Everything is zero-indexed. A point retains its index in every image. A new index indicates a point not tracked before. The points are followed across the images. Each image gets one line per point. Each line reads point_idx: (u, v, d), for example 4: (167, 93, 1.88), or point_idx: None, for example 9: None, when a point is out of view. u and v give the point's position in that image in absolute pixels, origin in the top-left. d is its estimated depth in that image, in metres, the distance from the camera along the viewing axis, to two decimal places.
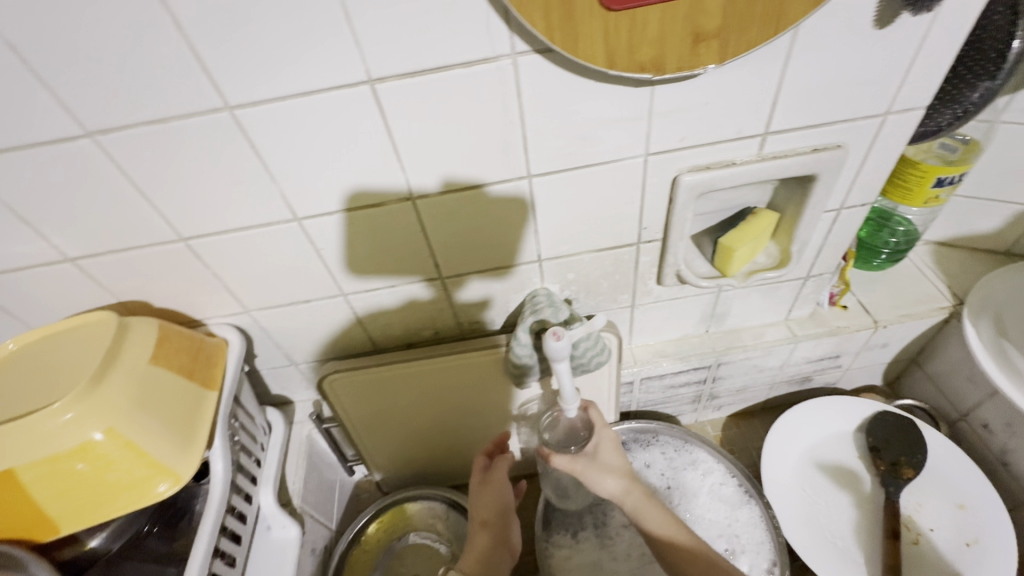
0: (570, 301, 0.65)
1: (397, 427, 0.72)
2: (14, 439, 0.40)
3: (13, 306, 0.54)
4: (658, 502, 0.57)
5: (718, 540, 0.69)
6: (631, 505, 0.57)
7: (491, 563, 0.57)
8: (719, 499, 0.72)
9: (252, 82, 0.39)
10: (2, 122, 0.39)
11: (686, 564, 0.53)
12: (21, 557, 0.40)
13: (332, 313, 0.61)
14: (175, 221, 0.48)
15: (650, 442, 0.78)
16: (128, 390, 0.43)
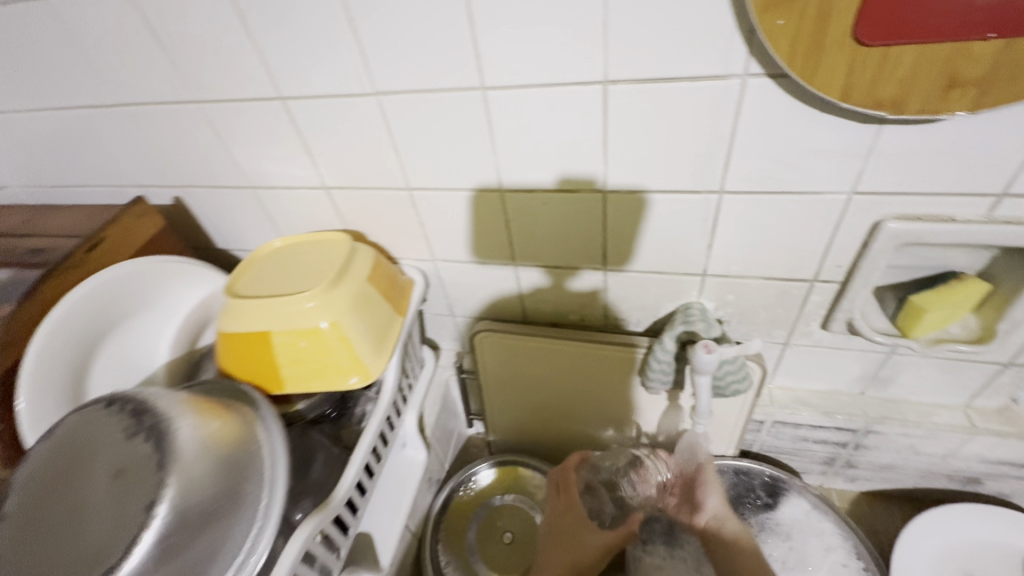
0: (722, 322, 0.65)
1: (523, 396, 0.79)
2: (275, 310, 0.52)
3: (275, 215, 0.69)
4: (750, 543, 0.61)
5: None
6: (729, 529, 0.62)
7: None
8: None
9: (510, 69, 0.47)
10: (324, 77, 0.52)
11: None
12: (258, 397, 0.50)
13: (501, 279, 0.68)
14: (408, 173, 0.58)
15: (779, 493, 0.74)
16: (351, 297, 0.54)
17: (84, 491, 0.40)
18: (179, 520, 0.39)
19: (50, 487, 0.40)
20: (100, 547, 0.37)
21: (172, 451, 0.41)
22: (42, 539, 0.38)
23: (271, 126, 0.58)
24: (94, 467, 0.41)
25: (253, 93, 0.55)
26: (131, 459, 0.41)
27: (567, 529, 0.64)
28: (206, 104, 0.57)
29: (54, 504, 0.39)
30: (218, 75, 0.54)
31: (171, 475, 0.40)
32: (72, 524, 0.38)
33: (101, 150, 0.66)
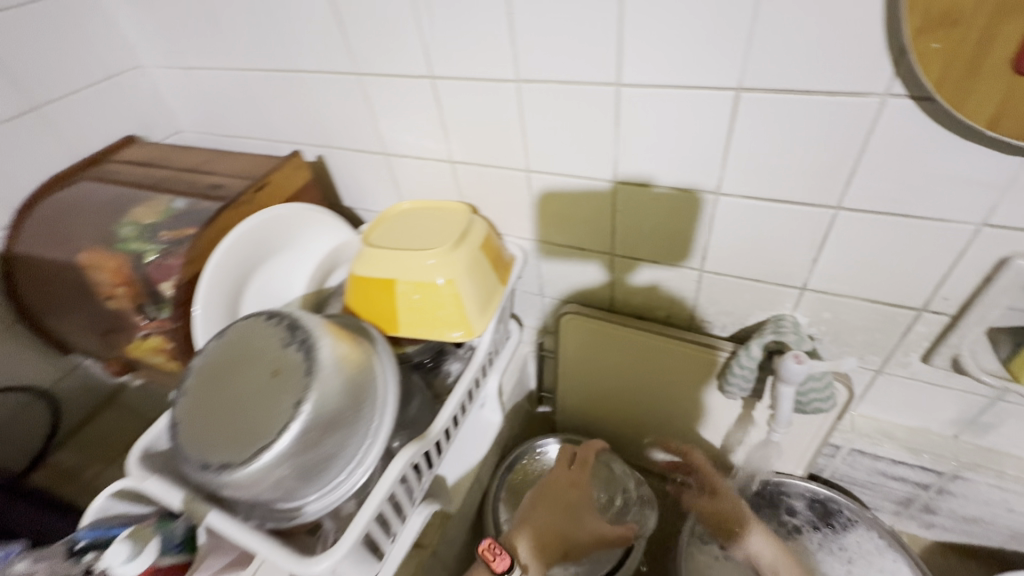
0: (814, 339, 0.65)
1: (596, 381, 0.83)
2: (401, 262, 0.60)
3: (401, 182, 0.77)
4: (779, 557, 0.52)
5: None
6: None
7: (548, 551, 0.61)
8: None
9: (648, 69, 0.50)
10: (474, 63, 0.58)
11: None
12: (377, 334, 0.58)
13: (596, 266, 0.72)
14: (530, 156, 0.63)
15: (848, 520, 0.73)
16: (466, 261, 0.60)
17: (247, 382, 0.49)
18: (317, 420, 0.47)
19: (223, 373, 0.50)
20: (258, 427, 0.46)
21: (315, 363, 0.49)
22: (217, 412, 0.48)
23: (416, 101, 0.65)
24: (257, 364, 0.50)
25: (406, 71, 0.62)
26: (284, 364, 0.49)
27: (565, 497, 0.65)
28: (364, 77, 0.65)
29: (226, 388, 0.49)
30: (379, 52, 0.62)
31: (314, 382, 0.48)
32: (239, 406, 0.48)
33: (269, 109, 0.77)
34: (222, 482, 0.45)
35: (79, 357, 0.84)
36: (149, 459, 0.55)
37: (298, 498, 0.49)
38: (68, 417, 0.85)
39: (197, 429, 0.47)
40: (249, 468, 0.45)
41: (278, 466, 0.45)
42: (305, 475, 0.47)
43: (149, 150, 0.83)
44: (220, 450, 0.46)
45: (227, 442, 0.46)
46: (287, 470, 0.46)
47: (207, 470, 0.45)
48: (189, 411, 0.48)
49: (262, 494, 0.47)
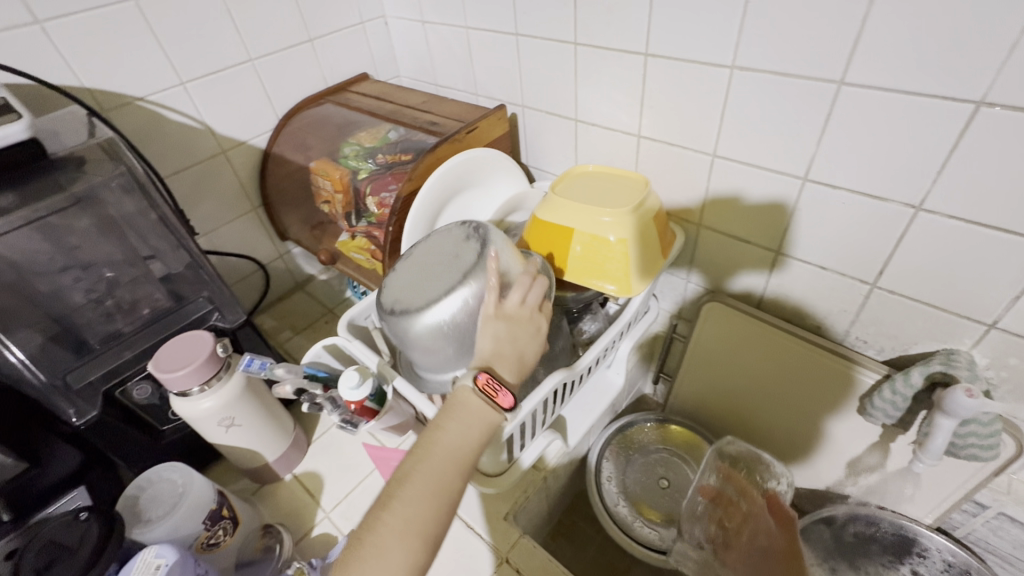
0: (988, 385, 0.61)
1: (723, 373, 0.84)
2: (581, 214, 0.67)
3: (582, 149, 0.84)
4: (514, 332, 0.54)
5: None
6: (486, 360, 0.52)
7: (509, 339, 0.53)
8: None
9: (879, 70, 0.51)
10: (695, 43, 0.61)
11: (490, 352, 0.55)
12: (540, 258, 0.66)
13: (757, 260, 0.73)
14: (720, 140, 0.66)
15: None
16: (639, 226, 0.66)
17: (432, 261, 0.59)
18: (472, 298, 0.54)
19: (418, 252, 0.61)
20: (431, 292, 0.55)
21: (484, 254, 0.56)
22: (407, 278, 0.59)
23: (622, 74, 0.70)
24: (442, 248, 0.59)
25: (623, 46, 0.68)
26: (461, 252, 0.58)
27: (529, 327, 0.54)
28: (580, 46, 0.72)
29: (417, 262, 0.60)
30: (603, 25, 0.68)
31: (479, 267, 0.55)
32: (422, 277, 0.58)
33: (482, 65, 0.88)
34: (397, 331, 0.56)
35: (289, 245, 1.04)
36: (352, 328, 0.69)
37: (448, 366, 0.58)
38: (272, 291, 1.06)
39: (390, 287, 0.59)
40: (417, 322, 0.54)
41: (437, 328, 0.54)
42: (454, 344, 0.55)
43: (377, 88, 0.99)
44: (400, 304, 0.56)
45: (408, 299, 0.56)
46: (442, 334, 0.54)
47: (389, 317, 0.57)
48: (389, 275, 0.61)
49: (421, 352, 0.56)
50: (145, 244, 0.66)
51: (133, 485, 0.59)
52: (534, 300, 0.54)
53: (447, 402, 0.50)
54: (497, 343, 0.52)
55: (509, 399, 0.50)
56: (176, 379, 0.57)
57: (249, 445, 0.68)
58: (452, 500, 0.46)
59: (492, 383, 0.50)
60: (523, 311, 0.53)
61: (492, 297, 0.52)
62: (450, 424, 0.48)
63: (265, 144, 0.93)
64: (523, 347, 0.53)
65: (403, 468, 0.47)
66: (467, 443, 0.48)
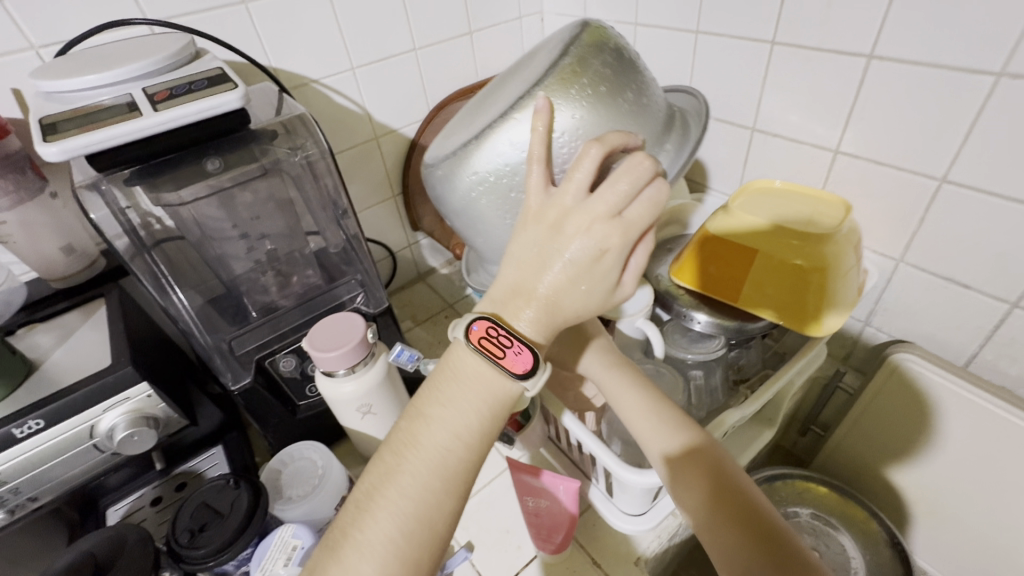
0: None
1: (895, 435, 0.73)
2: (765, 236, 0.59)
3: (754, 162, 0.75)
4: (554, 249, 0.39)
5: None
6: (512, 288, 0.42)
7: (541, 258, 0.40)
8: None
9: None
10: (948, 44, 0.51)
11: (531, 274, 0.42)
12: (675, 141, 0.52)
13: (979, 311, 0.60)
14: (958, 162, 0.55)
15: None
16: (837, 256, 0.56)
17: (505, 91, 0.53)
18: (512, 130, 0.46)
19: (502, 85, 0.57)
20: (481, 125, 0.50)
21: (549, 70, 0.47)
22: (477, 110, 0.55)
23: (830, 78, 0.61)
24: (521, 76, 0.53)
25: (840, 46, 0.59)
26: (533, 72, 0.50)
27: (575, 242, 0.39)
28: (779, 46, 0.64)
29: (496, 96, 0.55)
30: (816, 21, 0.59)
31: (533, 87, 0.46)
32: (490, 107, 0.53)
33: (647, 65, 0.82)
34: (435, 168, 0.53)
35: (418, 235, 1.05)
36: None
37: (491, 224, 0.52)
38: (397, 279, 1.06)
39: (457, 128, 0.57)
40: (455, 154, 0.50)
41: (471, 164, 0.49)
42: (491, 186, 0.49)
43: None
44: (455, 141, 0.53)
45: (465, 134, 0.52)
46: (474, 174, 0.49)
47: (436, 155, 0.54)
48: (467, 114, 0.58)
49: (455, 195, 0.52)
50: (310, 220, 0.68)
51: (275, 458, 0.59)
52: (603, 200, 0.39)
53: (445, 380, 0.42)
54: (529, 266, 0.41)
55: (521, 361, 0.41)
56: (332, 359, 0.57)
57: (380, 435, 0.66)
58: (438, 527, 0.38)
59: (494, 339, 0.41)
60: (579, 218, 0.39)
61: (539, 181, 0.42)
62: (439, 419, 0.40)
63: (413, 134, 0.93)
64: (564, 287, 0.40)
65: (371, 481, 0.39)
66: (457, 446, 0.40)
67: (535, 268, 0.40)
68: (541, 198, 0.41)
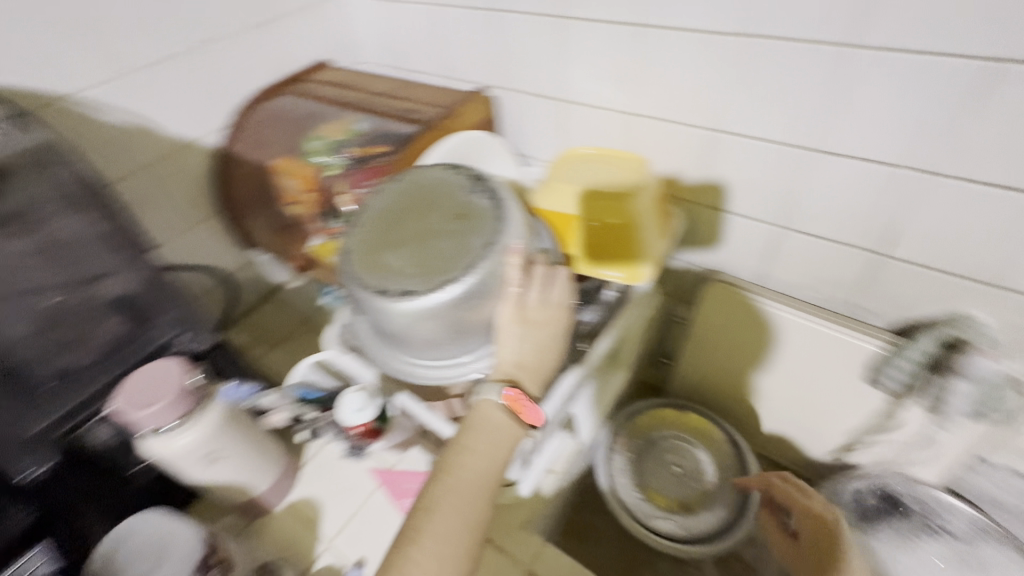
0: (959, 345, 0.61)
1: (722, 353, 0.83)
2: (585, 202, 0.65)
3: (569, 131, 0.79)
4: (537, 336, 0.56)
5: None
6: (511, 368, 0.55)
7: (532, 344, 0.56)
8: None
9: (900, 29, 0.48)
10: (694, 9, 0.58)
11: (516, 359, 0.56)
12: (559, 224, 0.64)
13: (760, 237, 0.71)
14: (719, 116, 0.63)
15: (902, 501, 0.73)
16: (644, 211, 0.65)
17: (436, 221, 0.56)
18: (490, 267, 0.53)
19: (413, 210, 0.58)
20: (442, 261, 0.53)
21: (501, 216, 0.55)
22: (395, 240, 0.56)
23: (615, 49, 0.66)
24: (446, 207, 0.57)
25: (615, 17, 0.63)
26: (467, 213, 0.56)
27: (548, 331, 0.57)
28: (566, 19, 0.67)
29: (412, 224, 0.57)
30: None
31: (496, 231, 0.54)
32: (433, 241, 0.55)
33: (456, 46, 0.81)
34: (398, 305, 0.52)
35: (254, 253, 0.95)
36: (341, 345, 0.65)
37: (453, 345, 0.55)
38: (240, 304, 0.97)
39: (383, 256, 0.55)
40: (430, 294, 0.51)
41: (443, 295, 0.51)
42: (444, 314, 0.53)
43: (341, 76, 0.91)
44: (405, 276, 0.53)
45: (419, 268, 0.53)
46: (452, 307, 0.52)
47: (387, 292, 0.52)
48: (380, 238, 0.57)
49: (419, 326, 0.53)
50: (94, 262, 0.57)
51: (109, 537, 0.52)
52: (556, 299, 0.57)
53: (476, 424, 0.55)
54: (514, 350, 0.56)
55: (536, 416, 0.56)
56: (152, 415, 0.51)
57: (236, 479, 0.61)
58: (482, 526, 0.53)
59: (520, 400, 0.54)
60: (542, 313, 0.56)
61: (510, 295, 0.55)
62: (478, 449, 0.54)
63: (220, 143, 0.84)
64: (546, 357, 0.58)
65: (434, 494, 0.52)
66: (492, 468, 0.54)
67: (529, 354, 0.56)
68: (519, 308, 0.55)
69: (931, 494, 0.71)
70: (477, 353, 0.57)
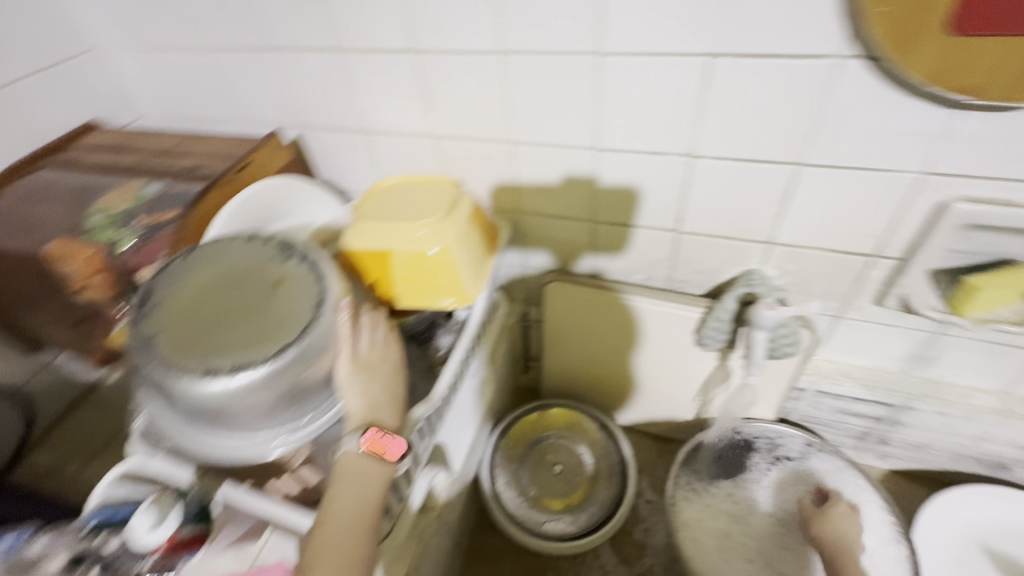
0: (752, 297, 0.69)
1: (578, 343, 0.86)
2: (392, 235, 0.60)
3: (383, 161, 0.77)
4: (376, 375, 0.53)
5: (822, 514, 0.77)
6: (360, 415, 0.50)
7: (375, 384, 0.52)
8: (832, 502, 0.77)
9: (630, 35, 0.53)
10: (457, 33, 0.59)
11: (363, 406, 0.51)
12: (377, 262, 0.61)
13: (580, 234, 0.75)
14: (513, 128, 0.65)
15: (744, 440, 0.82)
16: (459, 231, 0.62)
17: (250, 293, 0.51)
18: (324, 323, 0.50)
19: (220, 286, 0.52)
20: (269, 330, 0.48)
21: (322, 275, 0.52)
22: (200, 320, 0.49)
23: (400, 78, 0.65)
24: (260, 277, 0.52)
25: (388, 47, 0.63)
26: (284, 277, 0.52)
27: (390, 369, 0.54)
28: (344, 53, 0.65)
29: (219, 300, 0.51)
30: (360, 27, 0.62)
31: (320, 290, 0.51)
32: (255, 313, 0.50)
33: (241, 91, 0.75)
34: (230, 386, 0.45)
35: (48, 354, 0.81)
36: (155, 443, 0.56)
37: (295, 418, 0.49)
38: (43, 417, 0.81)
39: (195, 341, 0.48)
40: (266, 365, 0.46)
41: (267, 364, 0.46)
42: (274, 386, 0.47)
43: (120, 137, 0.80)
44: (229, 354, 0.47)
45: (243, 343, 0.47)
46: (290, 374, 0.47)
47: (212, 375, 0.45)
48: (187, 323, 0.49)
49: (260, 405, 0.47)
50: None
51: None
52: (382, 337, 0.55)
53: (336, 478, 0.48)
54: (364, 399, 0.51)
55: (400, 445, 0.49)
56: None
57: None
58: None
59: (381, 437, 0.48)
60: (380, 356, 0.54)
61: (346, 347, 0.51)
62: (340, 496, 0.47)
63: None
64: (395, 392, 0.54)
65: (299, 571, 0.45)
66: (363, 510, 0.47)
67: (375, 396, 0.52)
68: (350, 356, 0.52)
69: (766, 428, 0.81)
70: (323, 419, 0.50)
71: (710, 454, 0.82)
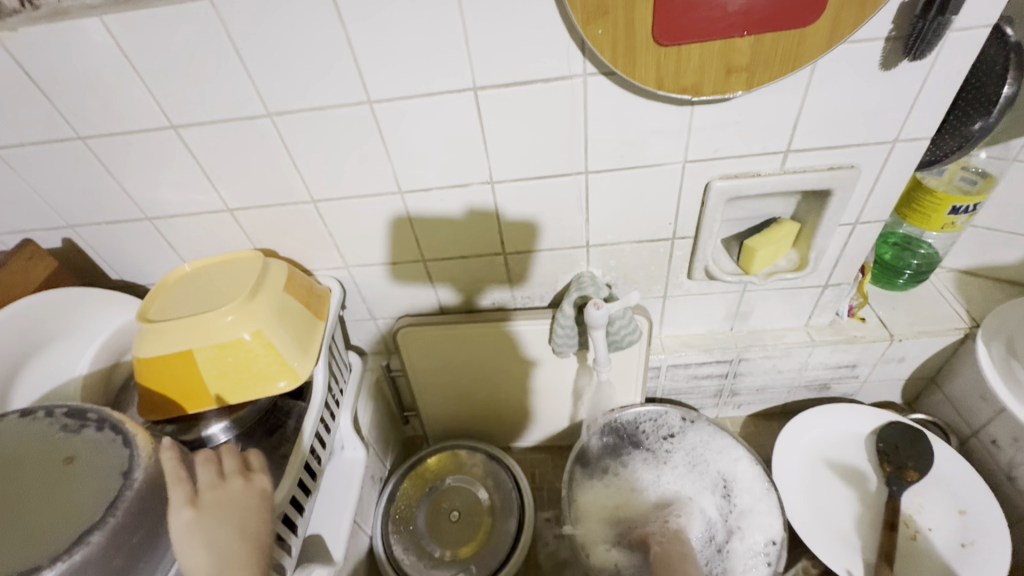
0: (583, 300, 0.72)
1: (447, 381, 0.84)
2: (192, 332, 0.55)
3: (180, 245, 0.69)
4: (224, 517, 0.43)
5: (716, 487, 0.78)
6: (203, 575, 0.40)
7: (221, 530, 0.42)
8: (721, 470, 0.79)
9: (392, 81, 0.53)
10: (214, 101, 0.54)
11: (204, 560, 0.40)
12: (181, 364, 0.55)
13: (414, 275, 0.73)
14: (309, 186, 0.62)
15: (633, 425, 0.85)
16: (270, 307, 0.58)
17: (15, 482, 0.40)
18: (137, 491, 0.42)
19: None
20: (63, 522, 0.39)
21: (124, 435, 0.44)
22: None
23: (167, 155, 0.59)
24: (32, 456, 0.42)
25: (141, 125, 0.56)
26: (68, 450, 0.43)
27: (243, 506, 0.45)
28: (90, 139, 0.57)
29: None
30: (99, 111, 0.55)
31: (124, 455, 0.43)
32: (31, 506, 0.39)
33: None
34: None
35: None
36: None
37: None
38: None
39: None
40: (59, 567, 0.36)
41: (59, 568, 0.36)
42: None
43: None
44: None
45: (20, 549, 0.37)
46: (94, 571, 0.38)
47: None
48: None
49: None
50: None
51: None
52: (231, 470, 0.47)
53: None
54: (212, 545, 0.41)
55: None
56: None
57: None
58: None
59: None
60: (228, 487, 0.45)
61: (180, 493, 0.43)
62: None
63: None
64: (251, 535, 0.44)
65: None
66: None
67: (222, 543, 0.42)
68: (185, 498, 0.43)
69: (640, 410, 0.84)
70: None
71: (606, 447, 0.83)
